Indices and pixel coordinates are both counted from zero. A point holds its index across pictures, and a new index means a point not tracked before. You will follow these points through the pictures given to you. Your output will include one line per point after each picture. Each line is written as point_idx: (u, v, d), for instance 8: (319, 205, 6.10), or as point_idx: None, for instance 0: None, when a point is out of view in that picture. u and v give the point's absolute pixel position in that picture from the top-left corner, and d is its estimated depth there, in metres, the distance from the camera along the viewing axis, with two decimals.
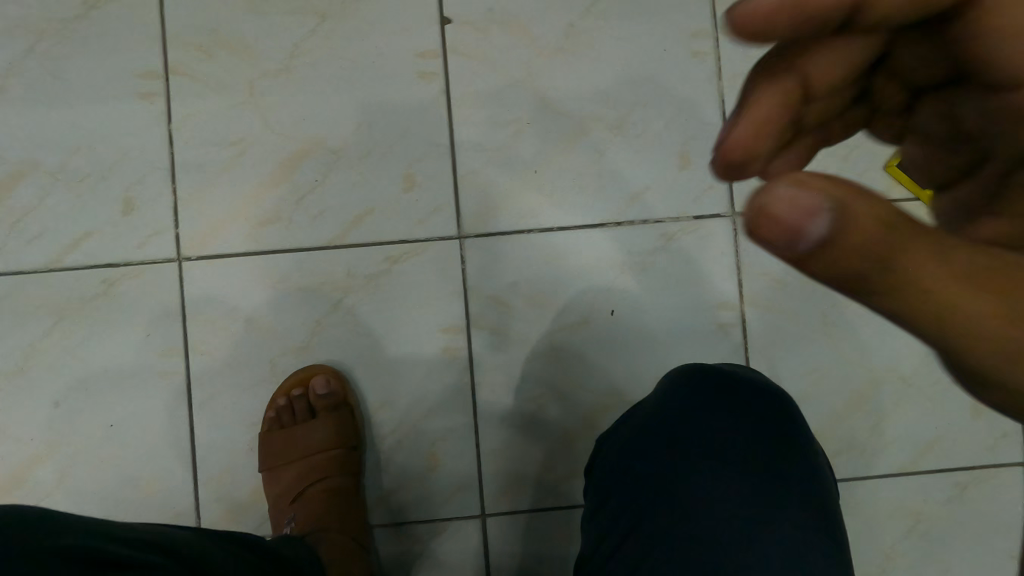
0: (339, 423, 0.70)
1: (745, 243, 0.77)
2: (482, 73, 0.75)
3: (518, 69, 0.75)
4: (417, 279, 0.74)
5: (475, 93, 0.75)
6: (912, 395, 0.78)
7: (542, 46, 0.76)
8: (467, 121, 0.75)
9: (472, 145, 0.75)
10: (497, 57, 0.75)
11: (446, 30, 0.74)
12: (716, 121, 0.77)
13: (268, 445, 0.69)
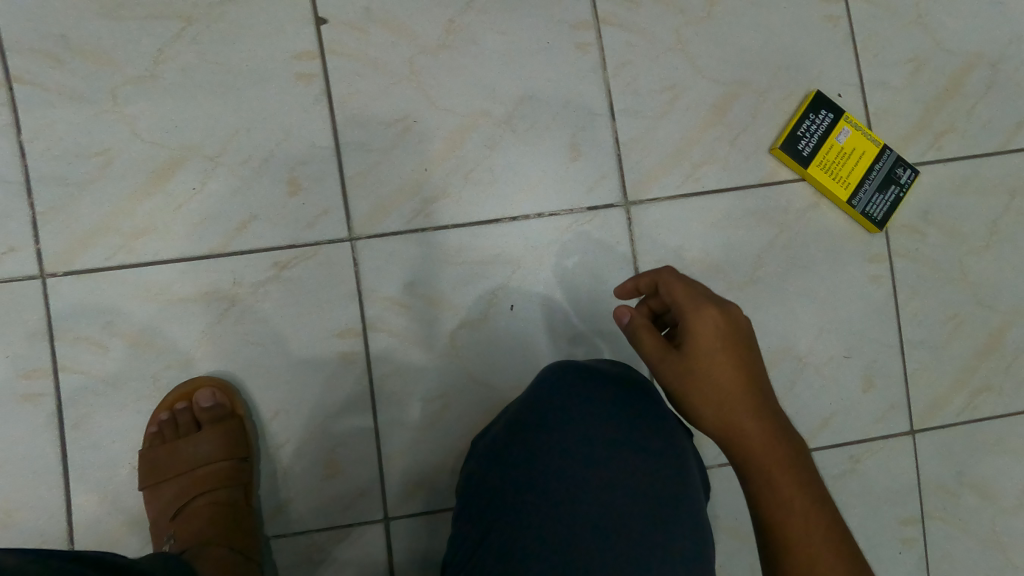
0: (225, 435, 0.70)
1: (640, 232, 0.76)
2: (364, 73, 0.74)
3: (400, 67, 0.75)
4: (309, 283, 0.73)
5: (356, 93, 0.74)
6: (808, 374, 0.79)
7: (424, 43, 0.75)
8: (351, 122, 0.74)
9: (357, 146, 0.74)
10: (377, 55, 0.74)
11: (322, 30, 0.74)
12: (602, 112, 0.77)
13: (149, 460, 0.68)
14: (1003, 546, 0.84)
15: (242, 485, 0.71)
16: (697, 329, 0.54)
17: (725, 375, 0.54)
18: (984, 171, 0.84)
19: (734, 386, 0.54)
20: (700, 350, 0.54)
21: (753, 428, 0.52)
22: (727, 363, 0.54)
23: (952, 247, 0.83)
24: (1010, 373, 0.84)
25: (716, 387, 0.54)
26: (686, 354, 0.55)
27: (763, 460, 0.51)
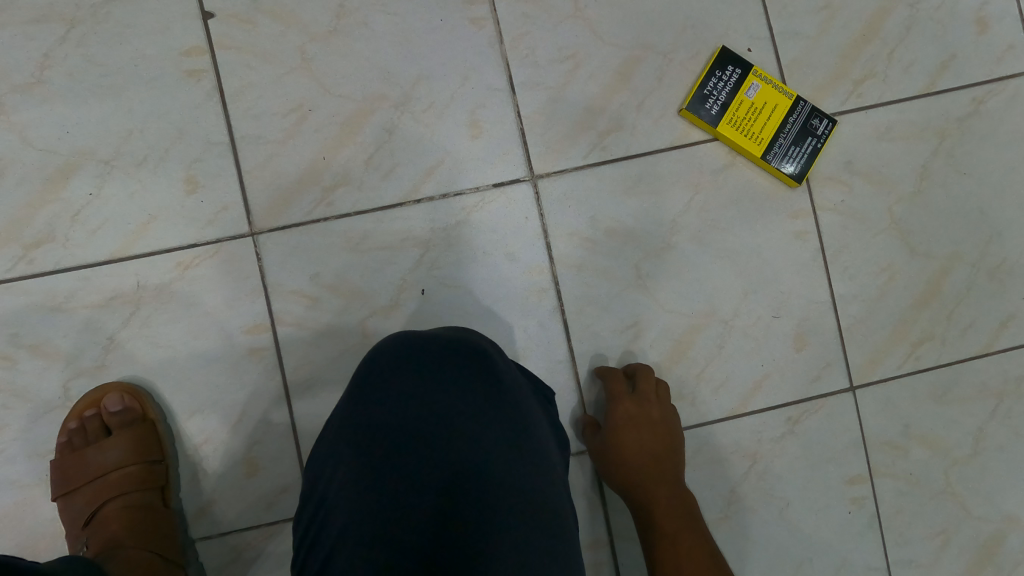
0: (134, 438, 0.70)
1: (548, 206, 0.75)
2: (256, 65, 0.74)
3: (292, 57, 0.74)
4: (214, 279, 0.73)
5: (249, 86, 0.74)
6: (735, 337, 0.77)
7: (313, 30, 0.74)
8: (246, 116, 0.74)
9: (254, 139, 0.74)
10: (267, 46, 0.74)
11: (209, 24, 0.74)
12: (502, 86, 0.75)
13: (58, 468, 0.69)
14: (957, 497, 0.82)
15: (157, 487, 0.71)
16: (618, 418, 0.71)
17: (654, 456, 0.71)
18: (909, 115, 0.82)
19: (658, 467, 0.70)
20: (621, 433, 0.71)
21: (666, 504, 0.69)
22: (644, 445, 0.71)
23: (880, 196, 0.80)
24: (952, 320, 0.82)
25: (630, 459, 0.70)
26: (611, 435, 0.72)
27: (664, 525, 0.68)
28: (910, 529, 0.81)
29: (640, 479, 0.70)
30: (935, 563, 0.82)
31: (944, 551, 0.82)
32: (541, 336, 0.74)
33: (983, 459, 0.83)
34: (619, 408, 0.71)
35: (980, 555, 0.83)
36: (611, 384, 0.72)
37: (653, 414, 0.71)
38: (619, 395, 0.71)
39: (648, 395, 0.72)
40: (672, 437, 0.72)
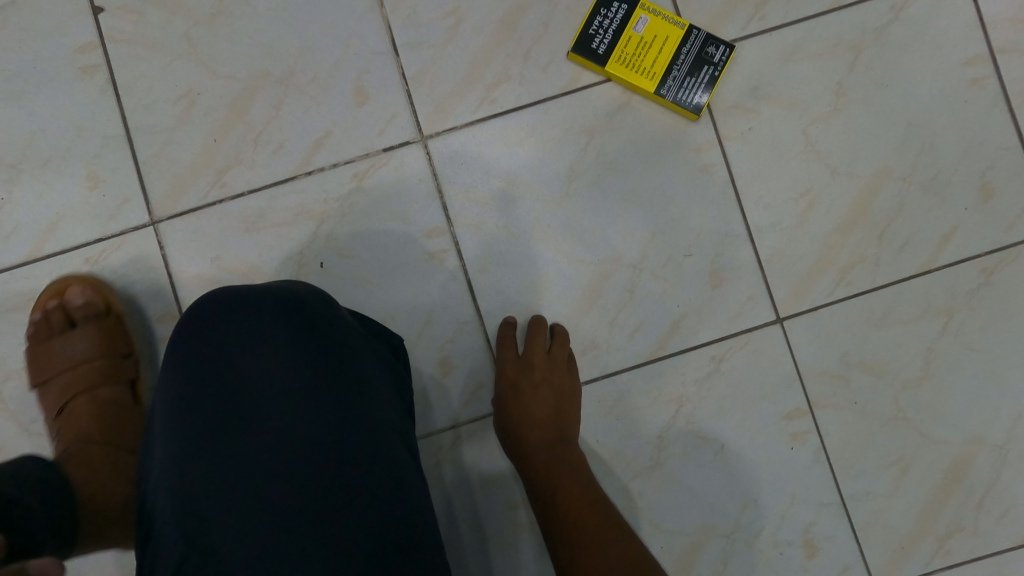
0: (100, 332, 0.72)
1: (441, 166, 0.74)
2: (144, 55, 0.75)
3: (178, 43, 0.75)
4: (121, 270, 0.74)
5: (139, 76, 0.75)
6: (647, 280, 0.75)
7: (197, 14, 0.75)
8: (138, 107, 0.75)
9: (149, 129, 0.75)
10: (153, 36, 0.75)
11: (99, 19, 0.75)
12: (385, 51, 0.75)
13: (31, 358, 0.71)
14: (911, 423, 0.79)
15: (127, 382, 0.73)
16: (510, 375, 0.71)
17: (548, 422, 0.69)
18: (820, 32, 0.78)
19: (552, 435, 0.69)
20: (515, 389, 0.71)
21: (555, 465, 0.67)
22: (538, 400, 0.70)
23: (793, 119, 0.77)
24: (884, 241, 0.78)
25: (525, 419, 0.69)
26: (509, 394, 0.71)
27: (555, 485, 0.65)
28: (858, 462, 0.78)
29: (531, 436, 0.68)
30: (894, 494, 0.78)
31: (903, 480, 0.78)
32: (446, 297, 0.74)
33: (936, 381, 0.79)
34: (504, 377, 0.71)
35: (944, 482, 0.79)
36: (501, 353, 0.72)
37: (537, 374, 0.71)
38: (505, 362, 0.72)
39: (534, 355, 0.71)
40: (566, 401, 0.71)
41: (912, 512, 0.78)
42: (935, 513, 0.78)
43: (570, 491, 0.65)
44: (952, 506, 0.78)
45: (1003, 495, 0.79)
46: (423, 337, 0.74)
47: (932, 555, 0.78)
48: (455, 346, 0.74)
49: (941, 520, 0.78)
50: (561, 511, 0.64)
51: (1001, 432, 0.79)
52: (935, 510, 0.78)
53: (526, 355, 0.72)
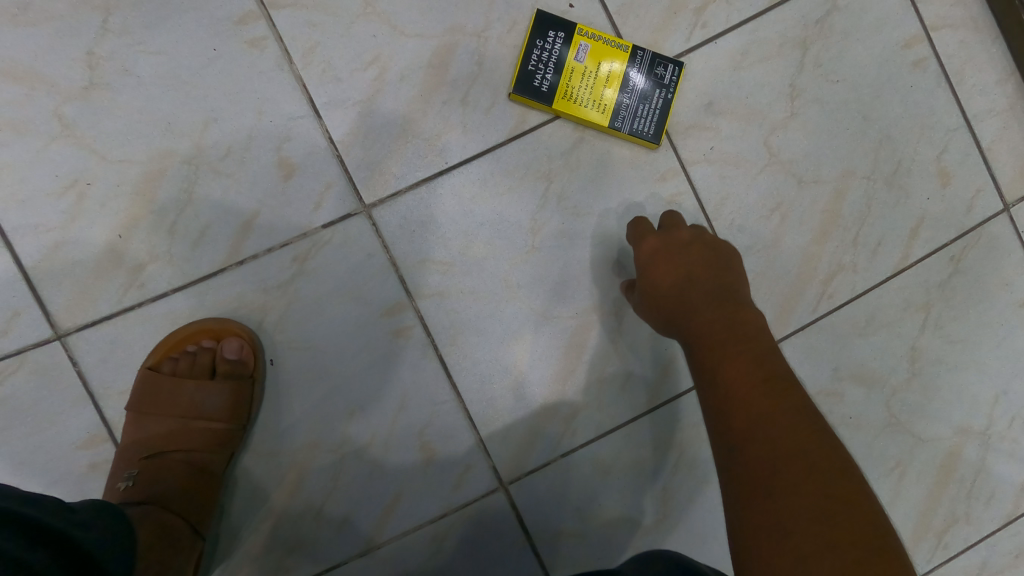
0: (236, 395, 0.65)
1: (391, 235, 0.68)
2: (7, 143, 0.63)
3: (49, 123, 0.64)
4: (29, 397, 0.64)
5: (6, 168, 0.63)
6: (629, 325, 0.71)
7: (66, 86, 0.64)
8: (12, 204, 0.63)
9: (29, 229, 0.63)
10: (16, 118, 0.63)
11: None
12: (305, 112, 0.66)
13: (149, 388, 0.63)
14: (903, 426, 0.77)
15: (228, 452, 0.65)
16: (641, 253, 0.65)
17: (697, 279, 0.61)
18: (764, 32, 0.72)
19: (699, 285, 0.61)
20: (647, 268, 0.64)
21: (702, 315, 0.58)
22: (669, 271, 0.63)
23: (753, 129, 0.72)
24: (860, 244, 0.75)
25: (670, 287, 0.62)
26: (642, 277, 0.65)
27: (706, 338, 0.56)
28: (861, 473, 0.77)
29: (672, 304, 0.61)
30: (894, 500, 0.77)
31: (901, 485, 0.77)
32: (418, 379, 0.69)
33: (924, 379, 0.77)
34: (644, 245, 0.65)
35: (939, 477, 0.78)
36: (644, 228, 0.67)
37: (685, 237, 0.65)
38: (642, 233, 0.66)
39: (678, 227, 0.66)
40: (723, 259, 0.64)
41: (912, 514, 0.77)
42: (933, 510, 0.78)
43: (720, 353, 0.53)
44: (948, 500, 0.78)
45: (992, 479, 0.79)
46: (399, 423, 0.69)
47: (934, 551, 0.78)
48: (436, 428, 0.69)
49: (939, 517, 0.78)
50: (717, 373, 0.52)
51: (985, 417, 0.78)
52: (933, 508, 0.78)
53: (669, 225, 0.66)
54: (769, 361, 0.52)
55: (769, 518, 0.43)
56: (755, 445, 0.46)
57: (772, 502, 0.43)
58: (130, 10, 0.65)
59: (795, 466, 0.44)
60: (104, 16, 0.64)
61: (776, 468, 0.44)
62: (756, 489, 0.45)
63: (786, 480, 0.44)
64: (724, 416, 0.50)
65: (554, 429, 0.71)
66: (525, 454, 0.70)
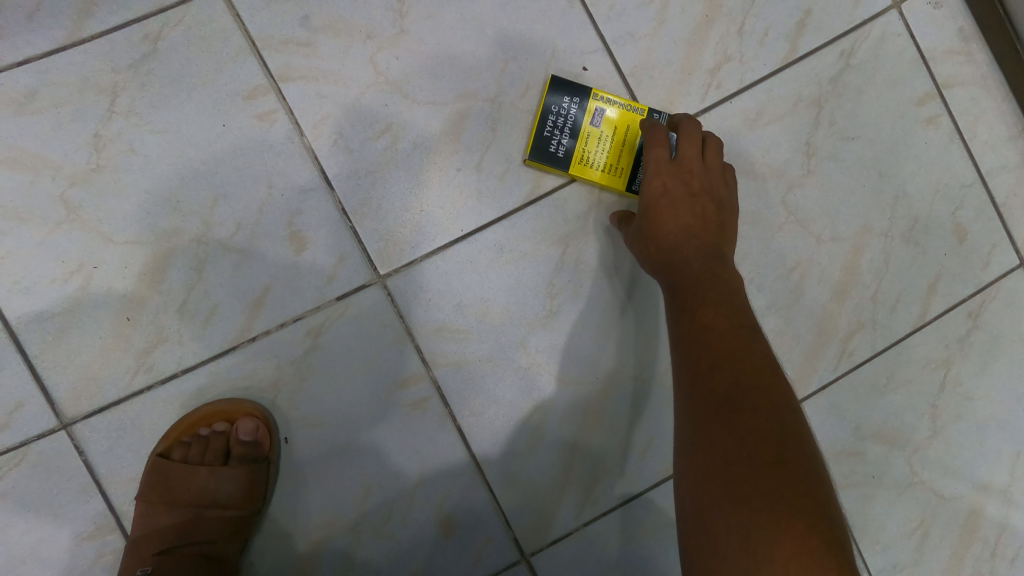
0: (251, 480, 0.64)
1: (407, 305, 0.67)
2: (7, 228, 0.62)
3: (52, 207, 0.62)
4: (31, 489, 0.62)
5: (8, 255, 0.62)
6: (649, 390, 0.70)
7: (71, 171, 0.62)
8: (13, 292, 0.62)
9: (31, 317, 0.62)
10: (19, 205, 0.62)
11: None
12: (317, 184, 0.65)
13: (160, 479, 0.62)
14: (926, 485, 0.76)
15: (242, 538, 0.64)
16: (649, 188, 0.64)
17: (697, 232, 0.62)
18: (779, 92, 0.72)
19: (699, 242, 0.61)
20: (651, 204, 0.63)
21: (699, 271, 0.59)
22: (672, 218, 0.62)
23: (769, 189, 0.72)
24: (878, 302, 0.74)
25: (671, 233, 0.62)
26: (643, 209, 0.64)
27: (696, 297, 0.58)
28: (886, 534, 0.75)
29: (669, 252, 0.61)
30: (919, 561, 0.76)
31: (925, 545, 0.76)
32: (435, 452, 0.67)
33: (946, 436, 0.76)
34: (654, 180, 0.64)
35: (962, 537, 0.76)
36: (658, 153, 0.64)
37: (695, 182, 0.64)
38: (657, 163, 0.64)
39: (692, 173, 0.64)
40: (724, 213, 0.64)
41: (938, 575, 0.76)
42: (959, 570, 0.76)
43: (702, 301, 0.57)
44: (971, 560, 0.76)
45: (1014, 537, 0.77)
46: (418, 497, 0.67)
47: None
48: (455, 501, 0.68)
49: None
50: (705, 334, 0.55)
51: (1008, 473, 0.77)
52: (956, 568, 0.76)
53: (682, 160, 0.64)
54: (746, 318, 0.57)
55: (727, 443, 0.49)
56: (728, 384, 0.52)
57: (734, 431, 0.49)
58: (137, 91, 0.63)
59: (757, 411, 0.50)
60: (110, 98, 0.63)
61: (745, 405, 0.50)
62: (719, 418, 0.50)
63: (749, 415, 0.49)
64: (703, 375, 0.53)
65: (575, 498, 0.69)
66: (544, 527, 0.68)
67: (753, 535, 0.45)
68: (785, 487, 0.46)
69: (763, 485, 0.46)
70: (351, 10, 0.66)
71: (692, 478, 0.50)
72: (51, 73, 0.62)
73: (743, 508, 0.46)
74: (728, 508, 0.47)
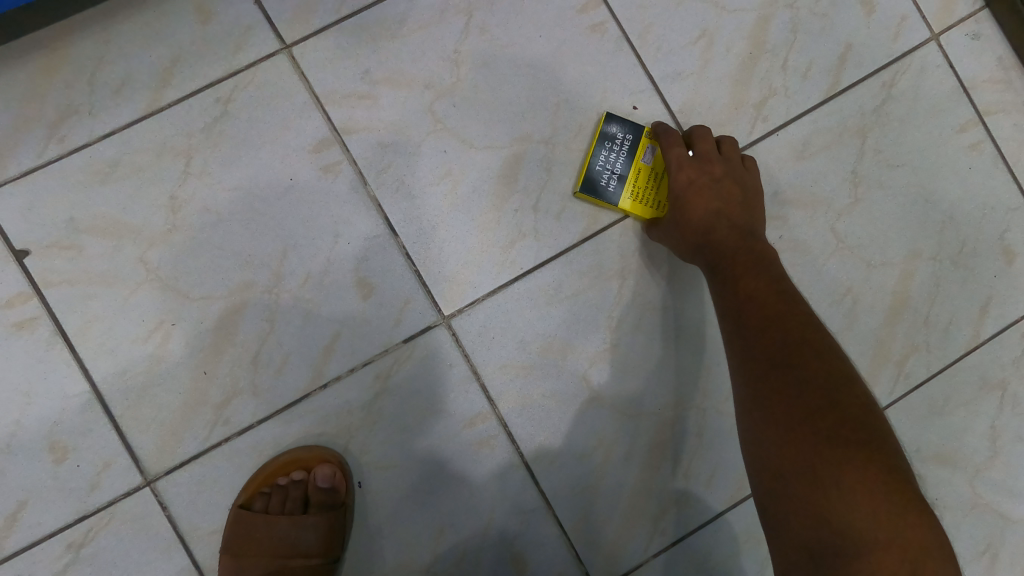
0: (331, 526, 0.66)
1: (471, 344, 0.68)
2: (95, 293, 0.67)
3: (134, 271, 0.68)
4: (120, 550, 0.66)
5: (93, 319, 0.67)
6: (711, 420, 0.71)
7: (150, 235, 0.68)
8: (100, 355, 0.67)
9: (117, 379, 0.67)
10: (104, 270, 0.67)
11: (26, 265, 0.67)
12: (381, 232, 0.69)
13: (246, 531, 0.65)
14: (990, 507, 0.76)
15: None
16: (677, 178, 0.66)
17: (727, 213, 0.64)
18: (824, 122, 0.75)
19: (731, 223, 0.64)
20: (680, 190, 0.65)
21: (733, 248, 0.62)
22: (703, 202, 0.65)
23: (819, 217, 0.74)
24: (932, 325, 0.75)
25: (702, 213, 0.64)
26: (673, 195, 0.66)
27: (735, 271, 0.61)
28: None
29: (704, 235, 0.64)
30: None
31: (994, 569, 0.75)
32: (504, 488, 0.69)
33: (1008, 458, 0.76)
34: (679, 175, 0.66)
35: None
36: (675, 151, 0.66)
37: (717, 170, 0.66)
38: (678, 161, 0.66)
39: (713, 161, 0.67)
40: (748, 194, 0.66)
41: None
42: None
43: (737, 273, 0.60)
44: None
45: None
46: (488, 534, 0.68)
47: None
48: (525, 538, 0.69)
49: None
50: (748, 307, 0.58)
51: None
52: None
53: (701, 154, 0.67)
54: (781, 281, 0.59)
55: (783, 397, 0.52)
56: (776, 345, 0.54)
57: (790, 387, 0.52)
58: (208, 152, 0.69)
59: (808, 365, 0.53)
60: (184, 161, 0.69)
61: (796, 363, 0.53)
62: (769, 376, 0.53)
63: (798, 369, 0.53)
64: (752, 342, 0.56)
65: (642, 531, 0.70)
66: (614, 561, 0.69)
67: (817, 473, 0.48)
68: (841, 427, 0.49)
69: (819, 428, 0.50)
70: (409, 65, 0.71)
71: (754, 434, 0.53)
72: (131, 145, 0.68)
73: (812, 456, 0.49)
74: (798, 460, 0.49)
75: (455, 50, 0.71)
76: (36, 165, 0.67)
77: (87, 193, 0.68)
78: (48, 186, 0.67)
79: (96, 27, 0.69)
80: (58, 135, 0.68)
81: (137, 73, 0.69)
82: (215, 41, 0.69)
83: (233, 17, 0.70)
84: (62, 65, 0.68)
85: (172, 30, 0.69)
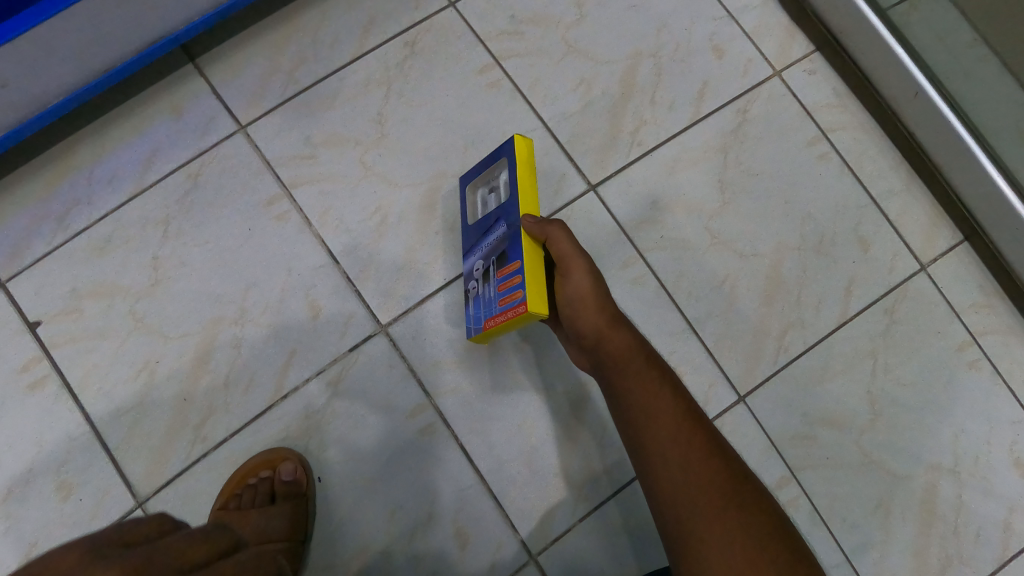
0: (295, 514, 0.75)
1: (406, 346, 0.81)
2: (94, 347, 0.79)
3: (123, 322, 0.80)
4: None
5: (91, 367, 0.79)
6: None
7: (136, 290, 0.81)
8: (97, 397, 0.78)
9: (111, 416, 0.78)
10: (98, 325, 0.80)
11: (40, 333, 0.79)
12: (327, 262, 0.82)
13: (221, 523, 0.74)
14: (878, 464, 0.85)
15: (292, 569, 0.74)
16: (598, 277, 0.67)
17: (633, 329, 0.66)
18: (690, 143, 0.90)
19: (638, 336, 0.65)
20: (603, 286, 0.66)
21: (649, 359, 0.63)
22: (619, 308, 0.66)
23: (696, 218, 0.88)
24: (803, 303, 0.88)
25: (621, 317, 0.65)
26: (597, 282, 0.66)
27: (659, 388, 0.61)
28: (851, 513, 0.83)
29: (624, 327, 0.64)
30: (887, 538, 0.83)
31: (890, 522, 0.83)
32: (446, 471, 0.79)
33: (886, 419, 0.86)
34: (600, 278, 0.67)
35: (923, 516, 0.84)
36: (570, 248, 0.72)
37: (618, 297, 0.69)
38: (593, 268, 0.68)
39: None
40: None
41: (908, 553, 0.83)
42: (926, 549, 0.83)
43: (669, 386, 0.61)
44: (937, 541, 0.83)
45: (974, 518, 0.84)
46: (434, 512, 0.78)
47: None
48: (467, 513, 0.78)
49: (933, 559, 0.83)
50: (679, 427, 0.58)
51: (951, 455, 0.86)
52: (925, 548, 0.83)
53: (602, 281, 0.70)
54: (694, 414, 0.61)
55: (735, 529, 0.52)
56: (713, 471, 0.56)
57: (738, 518, 0.53)
58: (182, 217, 0.83)
59: (746, 499, 0.54)
60: (162, 227, 0.83)
61: (736, 495, 0.54)
62: (727, 509, 0.53)
63: (745, 506, 0.54)
64: (690, 464, 0.56)
65: (568, 498, 0.80)
66: (546, 526, 0.79)
67: None
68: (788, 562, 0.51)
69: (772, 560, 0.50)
70: (343, 127, 0.86)
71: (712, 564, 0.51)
72: (123, 220, 0.83)
73: None
74: None
75: (380, 111, 0.87)
76: (49, 251, 0.81)
77: (86, 263, 0.81)
78: (56, 264, 0.81)
79: (95, 133, 0.85)
80: (64, 224, 0.82)
81: (124, 163, 0.84)
82: (186, 130, 0.85)
83: (200, 110, 0.86)
84: (70, 168, 0.84)
85: (152, 127, 0.85)
